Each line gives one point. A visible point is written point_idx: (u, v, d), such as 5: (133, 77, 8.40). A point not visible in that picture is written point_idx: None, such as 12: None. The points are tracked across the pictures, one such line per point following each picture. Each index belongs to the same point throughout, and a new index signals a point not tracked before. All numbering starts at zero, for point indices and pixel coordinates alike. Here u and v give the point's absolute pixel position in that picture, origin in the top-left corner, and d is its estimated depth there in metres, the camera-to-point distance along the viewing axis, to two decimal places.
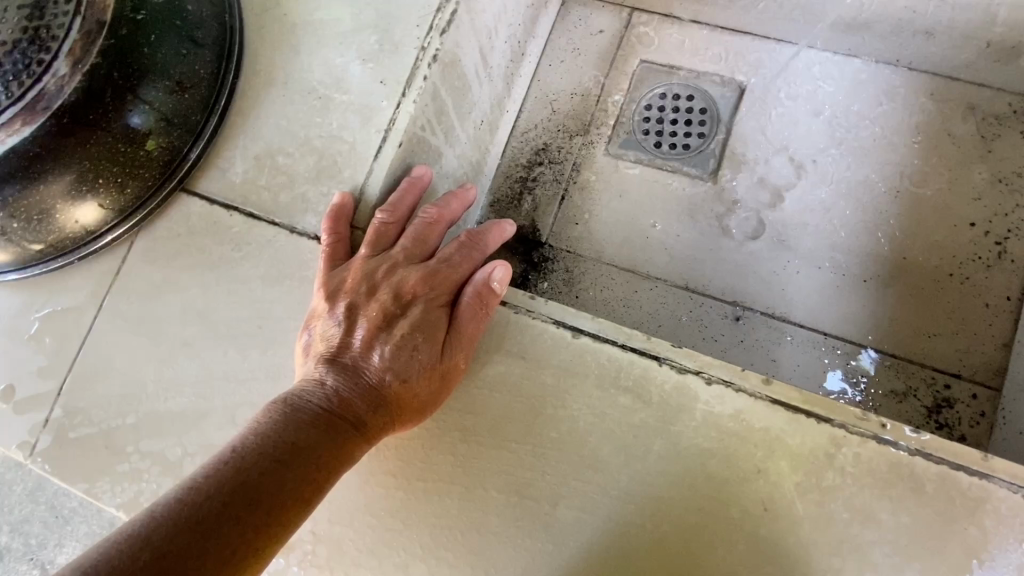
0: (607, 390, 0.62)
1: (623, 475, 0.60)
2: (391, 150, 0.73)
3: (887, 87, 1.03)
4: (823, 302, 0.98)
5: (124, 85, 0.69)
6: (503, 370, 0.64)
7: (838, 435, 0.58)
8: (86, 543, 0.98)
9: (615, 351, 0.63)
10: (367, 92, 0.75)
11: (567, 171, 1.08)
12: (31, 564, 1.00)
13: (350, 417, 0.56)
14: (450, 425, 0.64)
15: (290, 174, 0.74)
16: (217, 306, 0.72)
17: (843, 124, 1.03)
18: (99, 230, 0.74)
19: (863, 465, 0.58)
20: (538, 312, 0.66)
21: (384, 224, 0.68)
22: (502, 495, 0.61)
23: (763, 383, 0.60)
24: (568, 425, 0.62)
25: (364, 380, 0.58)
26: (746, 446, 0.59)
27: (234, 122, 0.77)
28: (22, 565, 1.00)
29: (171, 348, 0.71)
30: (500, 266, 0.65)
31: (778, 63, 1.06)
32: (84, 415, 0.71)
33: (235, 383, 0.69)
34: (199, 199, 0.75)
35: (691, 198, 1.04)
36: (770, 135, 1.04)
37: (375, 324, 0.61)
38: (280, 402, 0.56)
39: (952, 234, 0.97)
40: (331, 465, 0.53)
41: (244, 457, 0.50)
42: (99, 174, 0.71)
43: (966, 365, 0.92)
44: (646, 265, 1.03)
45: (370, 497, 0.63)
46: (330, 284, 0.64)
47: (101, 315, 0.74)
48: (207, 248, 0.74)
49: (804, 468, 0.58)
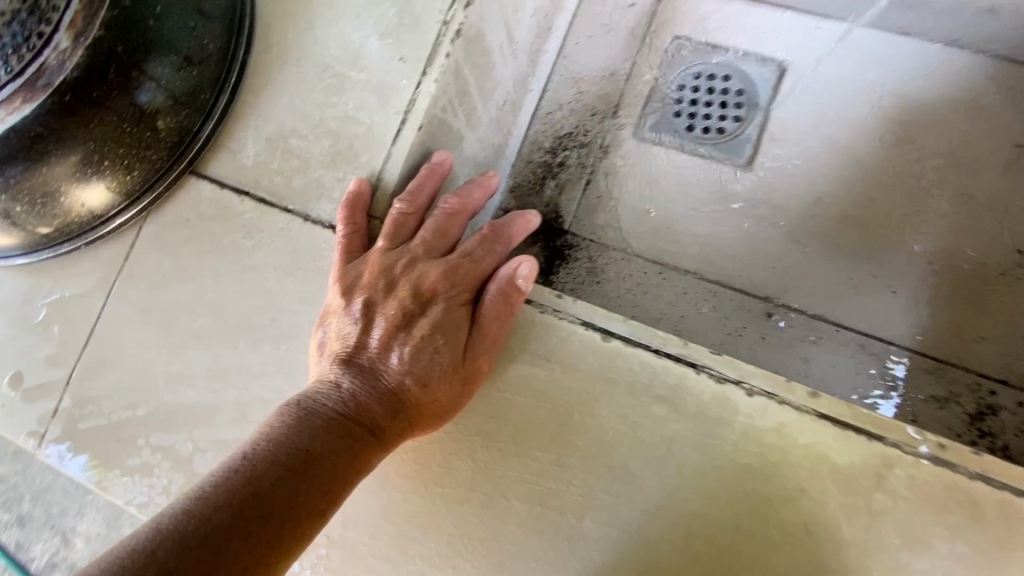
0: (639, 398, 0.58)
1: (654, 491, 0.56)
2: (410, 134, 0.68)
3: (945, 68, 0.94)
4: (865, 300, 0.91)
5: (129, 61, 0.66)
6: (528, 373, 0.60)
7: (890, 455, 0.54)
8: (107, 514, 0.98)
9: (648, 357, 0.59)
10: (385, 70, 0.70)
11: (591, 155, 1.02)
12: (53, 531, 1.01)
13: (367, 423, 0.53)
14: (471, 430, 0.60)
15: (304, 157, 0.70)
16: (228, 296, 0.68)
17: (894, 109, 0.95)
18: (106, 214, 0.71)
19: (917, 488, 0.53)
20: (565, 311, 0.62)
21: (403, 214, 0.63)
22: (524, 504, 0.58)
23: (809, 395, 0.56)
24: (596, 434, 0.58)
25: (382, 384, 0.55)
26: (789, 463, 0.55)
27: (245, 100, 0.72)
28: (45, 533, 1.01)
29: (181, 340, 0.68)
30: (526, 262, 0.61)
31: (825, 41, 0.98)
32: (94, 405, 0.69)
33: (246, 377, 0.66)
34: (209, 183, 0.71)
35: (723, 186, 0.98)
36: (813, 120, 0.97)
37: (394, 324, 0.57)
38: (294, 405, 0.53)
39: (1008, 231, 0.90)
40: (347, 474, 0.51)
41: (256, 466, 0.47)
42: (105, 155, 0.68)
43: (1013, 371, 0.86)
44: (674, 257, 0.97)
45: (385, 502, 0.60)
46: (345, 278, 0.61)
47: (110, 303, 0.71)
48: (217, 236, 0.70)
49: (851, 489, 0.54)
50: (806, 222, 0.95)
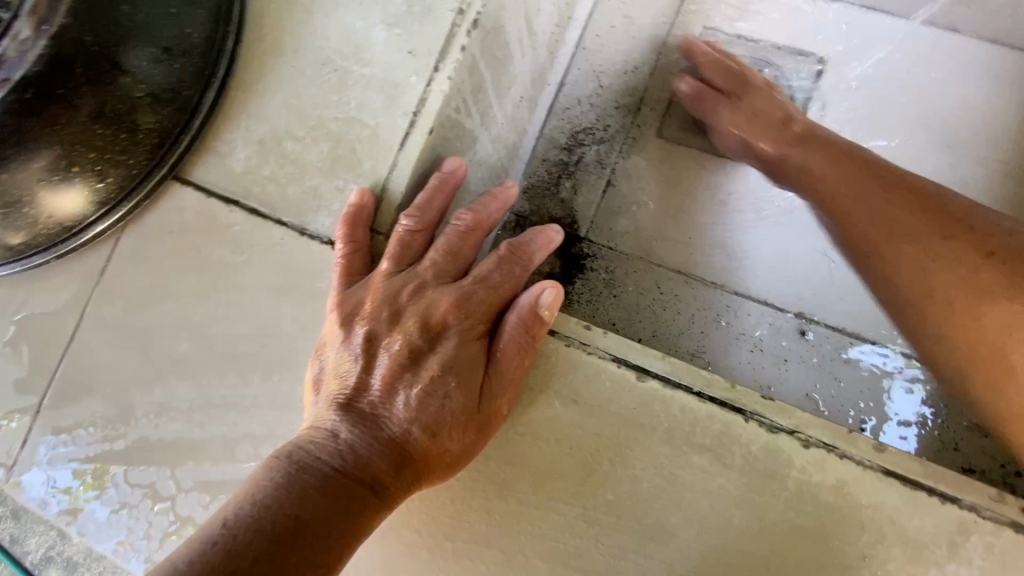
0: (678, 447, 0.51)
1: (693, 553, 0.50)
2: (420, 138, 0.61)
3: (1004, 68, 0.85)
4: None
5: (100, 52, 0.59)
6: (552, 415, 0.54)
7: (967, 520, 0.48)
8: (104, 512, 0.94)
9: (690, 401, 0.52)
10: (392, 65, 0.62)
11: (611, 155, 0.93)
12: None
13: (368, 480, 0.46)
14: (486, 477, 0.53)
15: (300, 163, 0.62)
16: (215, 319, 0.61)
17: (946, 112, 0.86)
18: (80, 225, 0.63)
19: (995, 557, 0.47)
20: (594, 345, 0.55)
21: (410, 232, 0.56)
22: (546, 564, 0.51)
23: (874, 449, 0.49)
24: (628, 487, 0.51)
25: (385, 433, 0.48)
26: (850, 527, 0.48)
27: (235, 97, 0.64)
28: None
29: (164, 366, 0.62)
30: (550, 289, 0.54)
31: (872, 36, 0.88)
32: (67, 436, 0.62)
33: (236, 411, 0.59)
34: (195, 190, 0.64)
35: (754, 192, 0.89)
36: (857, 121, 0.87)
37: (399, 362, 0.50)
38: (284, 459, 0.46)
39: None
40: (344, 541, 0.44)
41: (237, 537, 0.40)
42: (74, 159, 0.61)
43: None
44: (701, 270, 0.88)
45: (390, 556, 0.54)
46: (344, 306, 0.53)
47: (85, 323, 0.64)
48: (203, 250, 0.63)
49: (921, 558, 0.47)
50: None
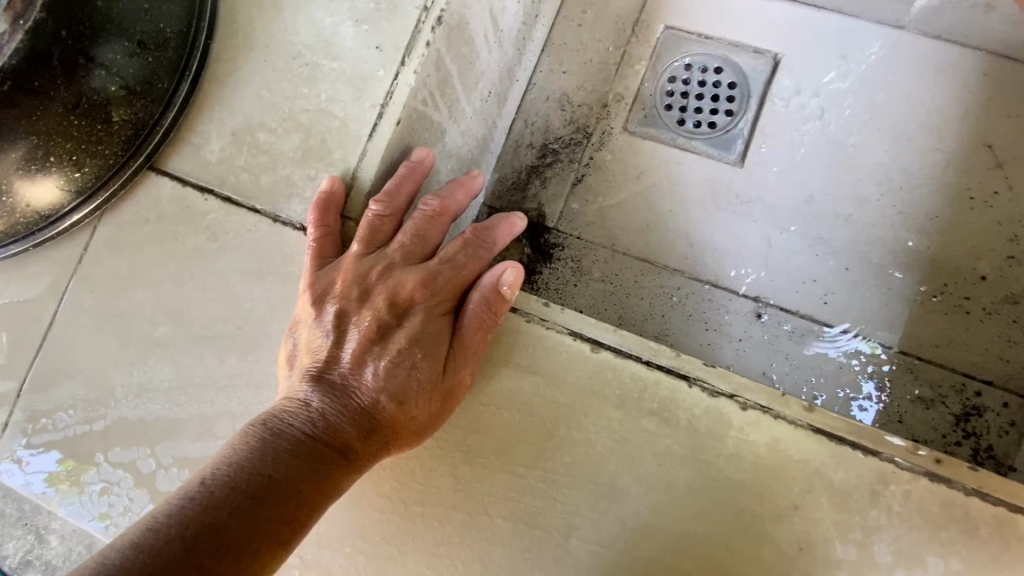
0: (628, 412, 0.56)
1: (643, 509, 0.54)
2: (387, 129, 0.64)
3: (943, 63, 0.90)
4: (862, 304, 0.86)
5: (75, 47, 0.61)
6: (513, 386, 0.57)
7: (886, 471, 0.52)
8: None
9: (640, 369, 0.56)
10: (360, 60, 0.66)
11: (578, 149, 0.97)
12: None
13: (337, 445, 0.50)
14: (453, 445, 0.57)
15: (272, 153, 0.65)
16: (192, 303, 0.64)
17: (890, 104, 0.90)
18: (58, 213, 0.65)
19: (912, 505, 0.52)
20: (551, 321, 0.59)
21: (379, 217, 0.59)
22: (509, 524, 0.55)
23: (805, 410, 0.54)
24: (584, 449, 0.55)
25: (355, 402, 0.52)
26: (782, 480, 0.53)
27: (209, 90, 0.67)
28: None
29: (142, 350, 0.64)
30: (511, 269, 0.57)
31: (826, 35, 0.93)
32: (47, 420, 0.64)
33: (213, 390, 0.62)
34: (170, 180, 0.66)
35: (714, 182, 0.92)
36: (807, 114, 0.92)
37: (368, 336, 0.54)
38: (259, 425, 0.49)
39: (994, 233, 0.85)
40: (314, 500, 0.47)
41: (214, 493, 0.44)
42: (50, 150, 0.63)
43: (999, 371, 0.82)
44: (663, 256, 0.92)
45: (363, 521, 0.57)
46: (316, 286, 0.57)
47: (63, 310, 0.66)
48: (179, 237, 0.65)
49: (845, 506, 0.52)
50: (801, 223, 0.90)
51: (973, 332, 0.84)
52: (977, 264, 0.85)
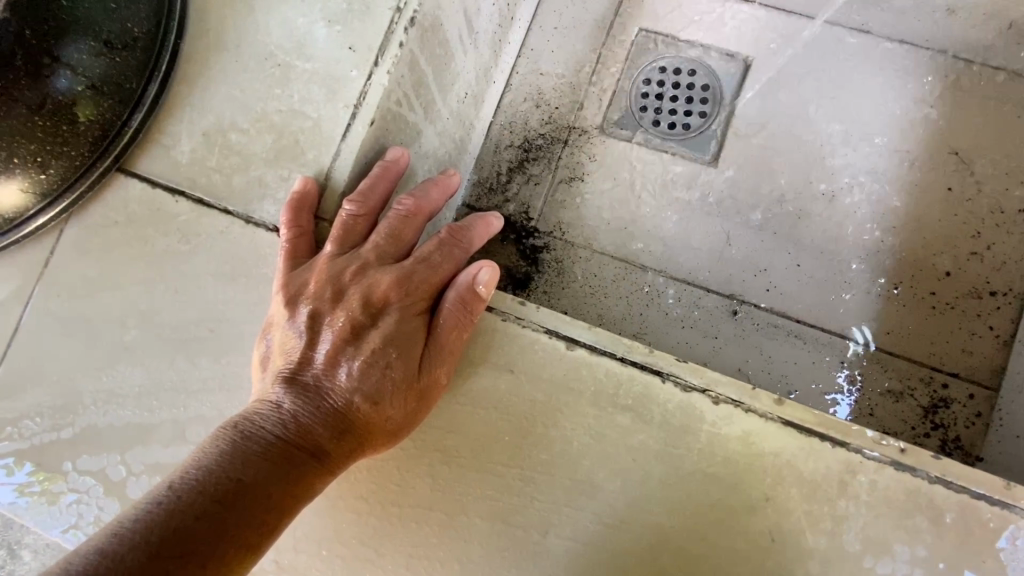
0: (603, 408, 0.56)
1: (619, 504, 0.54)
2: (361, 129, 0.64)
3: (908, 65, 0.92)
4: (832, 299, 0.88)
5: (40, 47, 0.60)
6: (489, 384, 0.58)
7: (854, 461, 0.54)
8: None
9: (614, 365, 0.57)
10: (333, 60, 0.65)
11: (555, 150, 0.97)
12: None
13: (309, 447, 0.49)
14: (430, 444, 0.57)
15: (245, 154, 0.65)
16: (163, 307, 0.63)
17: (857, 105, 0.93)
18: (21, 217, 0.63)
19: (878, 494, 0.53)
20: (528, 319, 0.59)
21: (352, 217, 0.59)
22: (486, 522, 0.55)
23: (775, 403, 0.55)
24: (560, 446, 0.56)
25: (328, 403, 0.51)
26: (753, 473, 0.54)
27: (178, 91, 0.66)
28: None
29: (112, 354, 0.63)
30: (486, 268, 0.57)
31: (795, 38, 0.95)
32: (11, 428, 0.62)
33: (185, 395, 0.61)
34: (139, 182, 0.65)
35: (689, 182, 0.94)
36: (777, 115, 0.94)
37: (342, 337, 0.53)
38: (230, 428, 0.49)
39: (957, 230, 0.88)
40: (284, 503, 0.47)
41: (180, 497, 0.43)
42: (13, 151, 0.61)
43: (964, 363, 0.85)
44: (640, 255, 0.93)
45: (339, 524, 0.56)
46: (289, 287, 0.56)
47: (29, 315, 0.64)
48: (149, 240, 0.64)
49: (815, 497, 0.53)
50: (774, 222, 0.91)
51: (938, 326, 0.86)
52: (940, 261, 0.88)
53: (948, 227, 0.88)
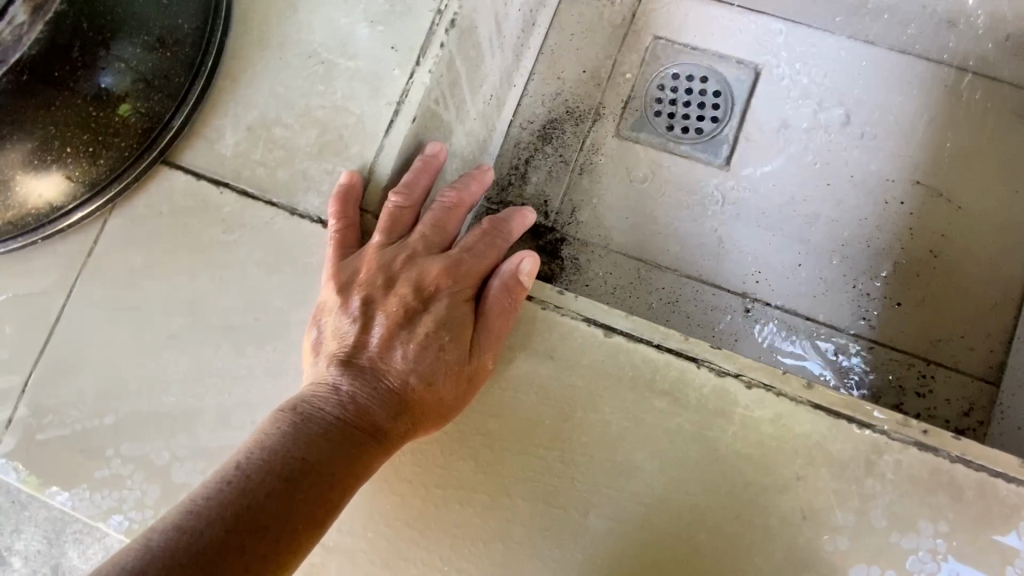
0: (641, 393, 0.59)
1: (657, 484, 0.57)
2: (404, 126, 0.66)
3: (910, 74, 0.97)
4: (842, 295, 0.92)
5: (96, 39, 0.63)
6: (531, 369, 0.60)
7: (879, 443, 0.57)
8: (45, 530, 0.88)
9: (650, 352, 0.60)
10: (376, 59, 0.68)
11: (574, 151, 1.00)
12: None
13: (367, 426, 0.51)
14: (473, 428, 0.59)
15: (288, 148, 0.67)
16: (208, 296, 0.64)
17: (863, 112, 0.97)
18: (67, 206, 0.65)
19: (903, 472, 0.56)
20: (566, 308, 0.62)
21: (399, 208, 0.61)
22: (528, 503, 0.57)
23: (804, 386, 0.58)
24: (599, 430, 0.58)
25: (384, 385, 0.53)
26: (785, 454, 0.57)
27: (223, 87, 0.68)
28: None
29: (156, 342, 0.64)
30: (529, 258, 0.60)
31: (803, 47, 0.99)
32: (54, 415, 0.63)
33: (230, 381, 0.62)
34: (184, 174, 0.67)
35: (703, 183, 0.97)
36: (787, 120, 0.98)
37: (395, 321, 0.56)
38: (290, 410, 0.50)
39: (960, 231, 0.92)
40: (347, 480, 0.48)
41: (250, 476, 0.45)
42: (66, 141, 0.64)
43: (967, 359, 0.89)
44: (658, 254, 0.95)
45: (384, 505, 0.58)
46: (341, 275, 0.58)
47: (72, 303, 0.65)
48: (193, 231, 0.66)
49: (843, 476, 0.56)
50: (785, 221, 0.95)
51: (942, 324, 0.90)
52: (943, 262, 0.91)
53: (950, 229, 0.92)
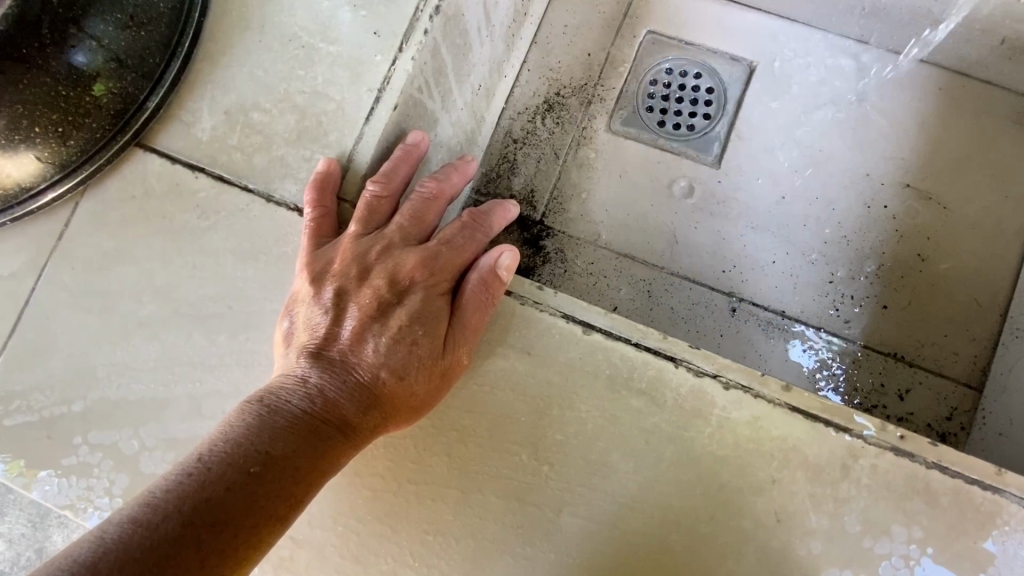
0: (618, 391, 0.58)
1: (632, 484, 0.56)
2: (384, 113, 0.65)
3: (903, 76, 0.96)
4: (828, 297, 0.91)
5: (66, 15, 0.60)
6: (507, 364, 0.59)
7: (856, 447, 0.56)
8: (31, 513, 0.88)
9: (628, 350, 0.59)
10: (357, 45, 0.66)
11: (563, 145, 0.98)
12: None
13: (335, 420, 0.50)
14: (447, 424, 0.58)
15: (266, 134, 0.65)
16: (180, 283, 0.63)
17: (856, 112, 0.96)
18: (37, 186, 0.64)
19: (879, 477, 0.56)
20: (545, 304, 0.61)
21: (376, 197, 0.60)
22: (501, 500, 0.56)
23: (782, 389, 0.58)
24: (575, 427, 0.57)
25: (354, 378, 0.52)
26: (760, 455, 0.56)
27: (200, 69, 0.67)
28: None
29: (126, 328, 0.62)
30: (508, 252, 0.59)
31: (798, 45, 0.98)
32: (21, 400, 0.61)
33: (201, 370, 0.61)
34: (158, 157, 0.65)
35: (692, 180, 0.96)
36: (779, 119, 0.97)
37: (368, 314, 0.55)
38: (257, 401, 0.49)
39: (949, 236, 0.92)
40: (311, 475, 0.47)
41: (211, 468, 0.43)
42: (34, 120, 0.62)
43: (950, 363, 0.88)
44: (645, 251, 0.94)
45: (354, 499, 0.57)
46: (315, 265, 0.57)
47: (41, 287, 0.63)
48: (166, 216, 0.64)
49: (818, 479, 0.56)
50: (773, 221, 0.94)
51: (927, 327, 0.89)
52: (930, 266, 0.91)
53: (938, 233, 0.92)
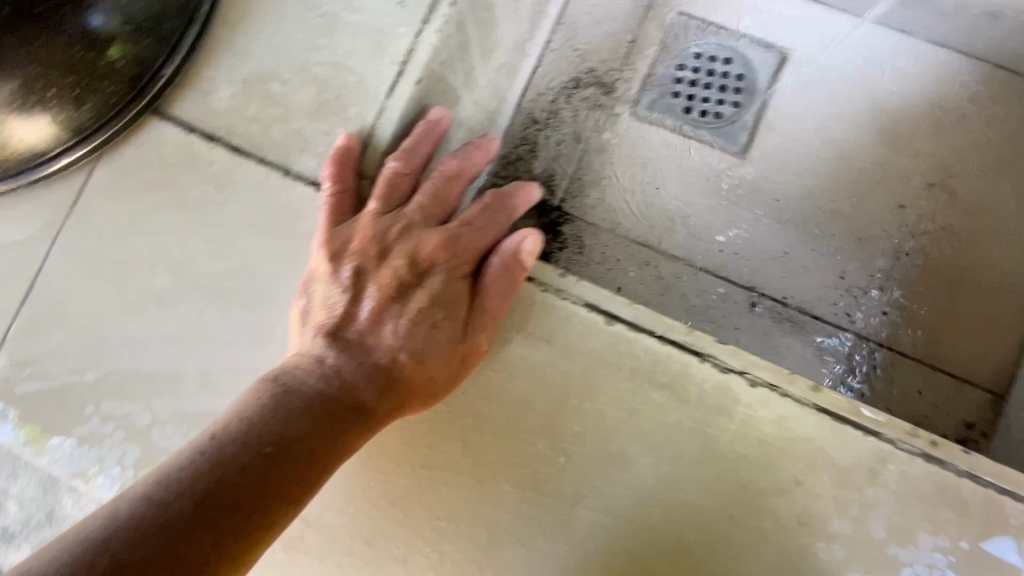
0: (640, 384, 0.56)
1: (650, 479, 0.55)
2: (407, 88, 0.62)
3: (945, 68, 0.92)
4: (854, 294, 0.88)
5: None
6: (526, 352, 0.57)
7: (884, 452, 0.54)
8: None
9: (652, 343, 0.57)
10: (381, 15, 0.64)
11: (586, 129, 0.95)
12: None
13: (351, 403, 0.49)
14: (462, 410, 0.57)
15: (284, 105, 0.63)
16: (195, 256, 0.61)
17: (892, 105, 0.92)
18: (52, 151, 0.62)
19: (907, 484, 0.54)
20: (568, 292, 0.59)
21: (396, 175, 0.58)
22: (515, 490, 0.55)
23: (810, 389, 0.56)
24: (594, 419, 0.56)
25: (371, 361, 0.51)
26: (785, 456, 0.54)
27: (218, 35, 0.64)
28: None
29: (140, 300, 0.61)
30: (531, 237, 0.57)
31: (835, 33, 0.94)
32: (33, 367, 0.61)
33: (215, 346, 0.60)
34: (173, 125, 0.63)
35: (718, 170, 0.93)
36: (811, 109, 0.93)
37: (387, 295, 0.53)
38: (272, 380, 0.48)
39: (983, 236, 0.88)
40: (325, 459, 0.46)
41: (225, 447, 0.42)
42: (51, 82, 0.62)
43: (977, 367, 0.86)
44: (666, 241, 0.92)
45: (366, 482, 0.56)
46: (333, 243, 0.55)
47: (54, 254, 0.62)
48: (182, 186, 0.62)
49: (843, 483, 0.54)
50: (800, 214, 0.91)
51: (955, 329, 0.87)
52: (962, 267, 0.88)
53: (972, 234, 0.89)
